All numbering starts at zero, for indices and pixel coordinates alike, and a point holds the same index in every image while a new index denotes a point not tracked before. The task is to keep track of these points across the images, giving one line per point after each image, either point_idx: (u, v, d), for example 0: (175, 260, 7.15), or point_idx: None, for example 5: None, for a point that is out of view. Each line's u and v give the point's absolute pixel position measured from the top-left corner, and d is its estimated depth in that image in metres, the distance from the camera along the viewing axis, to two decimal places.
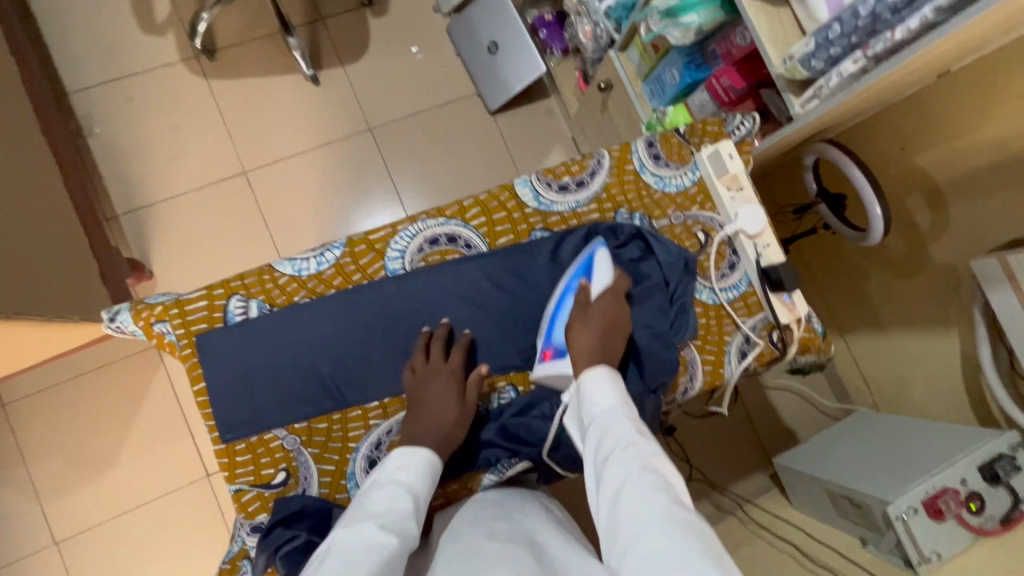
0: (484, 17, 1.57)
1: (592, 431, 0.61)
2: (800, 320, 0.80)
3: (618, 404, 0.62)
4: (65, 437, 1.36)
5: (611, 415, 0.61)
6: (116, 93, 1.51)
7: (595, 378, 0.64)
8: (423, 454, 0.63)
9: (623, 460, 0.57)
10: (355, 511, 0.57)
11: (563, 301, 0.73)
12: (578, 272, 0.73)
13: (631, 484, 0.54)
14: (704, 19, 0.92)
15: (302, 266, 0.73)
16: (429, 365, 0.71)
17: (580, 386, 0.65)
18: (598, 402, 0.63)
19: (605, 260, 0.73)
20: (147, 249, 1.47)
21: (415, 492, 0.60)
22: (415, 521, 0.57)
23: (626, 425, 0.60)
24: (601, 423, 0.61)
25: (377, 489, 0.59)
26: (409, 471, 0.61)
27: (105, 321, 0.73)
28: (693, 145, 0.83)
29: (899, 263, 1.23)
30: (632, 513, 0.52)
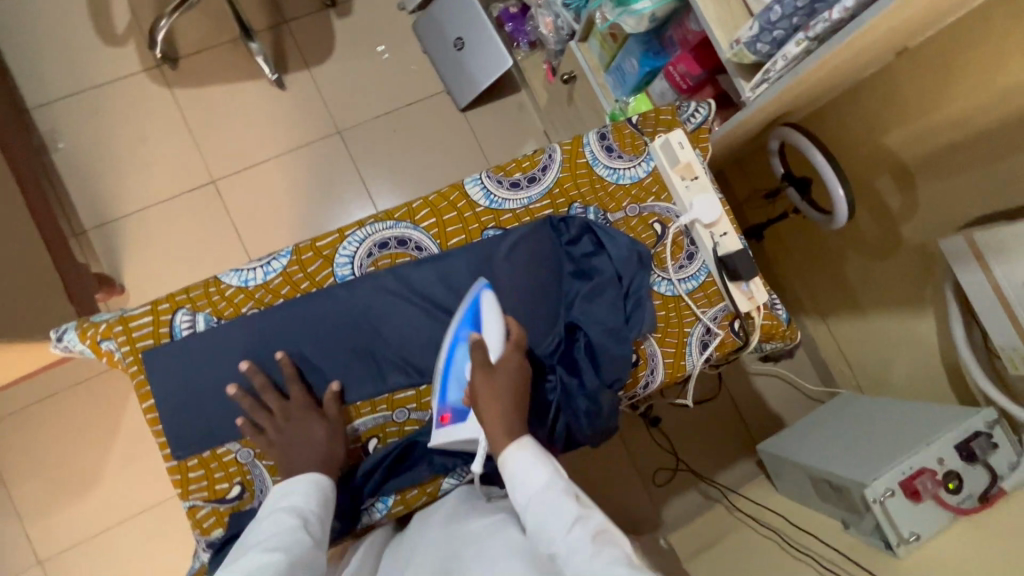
0: (448, 13, 1.55)
1: (530, 515, 0.56)
2: (760, 308, 0.79)
3: (550, 476, 0.58)
4: (44, 456, 1.35)
5: (546, 493, 0.57)
6: (79, 107, 1.49)
7: (520, 453, 0.59)
8: (304, 477, 0.64)
9: (570, 535, 0.52)
10: (240, 546, 0.57)
11: (455, 352, 0.67)
12: (464, 325, 0.68)
13: (585, 558, 0.50)
14: (655, 4, 0.90)
15: (249, 276, 0.72)
16: (275, 416, 0.68)
17: (503, 468, 0.60)
18: (526, 480, 0.58)
19: (493, 302, 0.67)
20: (118, 263, 1.45)
21: (303, 511, 0.60)
22: (303, 534, 0.57)
23: (564, 500, 0.56)
24: (535, 503, 0.56)
25: (261, 521, 0.59)
26: (292, 496, 0.62)
27: (53, 342, 0.72)
28: (646, 135, 0.82)
29: (872, 244, 1.22)
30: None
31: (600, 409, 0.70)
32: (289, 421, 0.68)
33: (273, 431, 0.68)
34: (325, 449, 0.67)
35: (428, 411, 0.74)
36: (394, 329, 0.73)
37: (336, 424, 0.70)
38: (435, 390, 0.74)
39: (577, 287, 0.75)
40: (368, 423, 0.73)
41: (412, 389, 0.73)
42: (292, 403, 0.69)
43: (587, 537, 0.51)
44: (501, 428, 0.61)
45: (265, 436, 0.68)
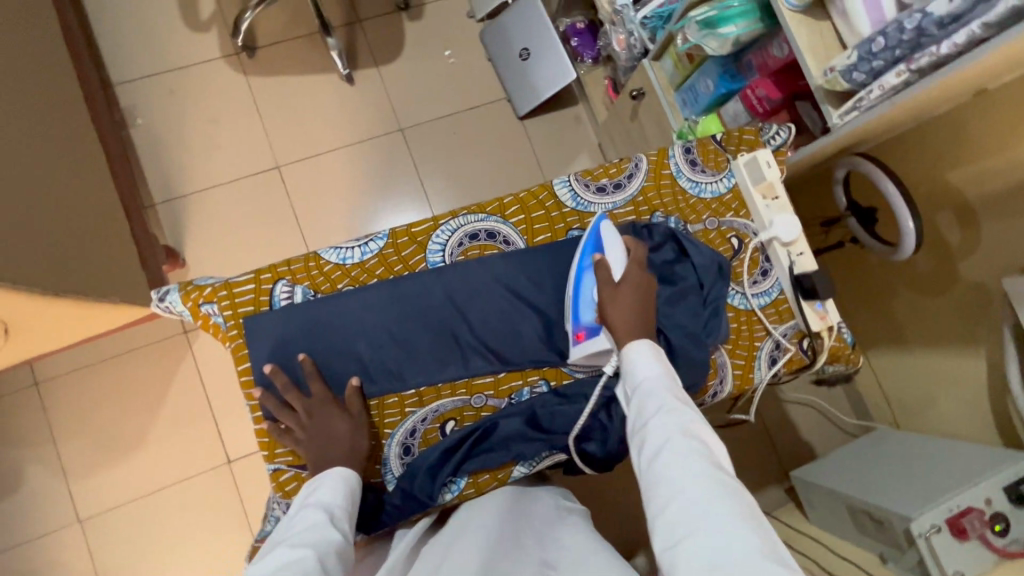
0: (517, 24, 1.60)
1: (636, 399, 0.63)
2: (831, 329, 0.80)
3: (663, 372, 0.63)
4: (95, 416, 1.40)
5: (655, 386, 0.63)
6: (159, 86, 1.56)
7: (637, 349, 0.65)
8: (332, 473, 0.65)
9: (663, 421, 0.59)
10: (271, 542, 0.58)
11: (582, 276, 0.73)
12: (588, 249, 0.73)
13: (674, 442, 0.56)
14: (742, 30, 0.94)
15: (347, 255, 0.75)
16: (298, 414, 0.69)
17: (623, 357, 0.66)
18: (641, 369, 0.65)
19: (611, 228, 0.73)
20: (181, 237, 1.51)
21: (330, 506, 0.61)
22: (332, 531, 0.58)
23: (669, 396, 0.61)
24: (645, 388, 0.63)
25: (292, 518, 0.60)
26: (320, 492, 0.63)
27: (155, 301, 0.75)
28: (729, 153, 0.85)
29: (925, 280, 1.23)
30: (673, 467, 0.54)
31: None
32: (312, 416, 0.69)
33: (299, 429, 0.69)
34: (348, 439, 0.69)
35: (504, 399, 0.76)
36: (479, 316, 0.76)
37: (359, 418, 0.71)
38: (513, 379, 0.76)
39: (661, 291, 0.76)
40: (447, 405, 0.75)
41: (491, 376, 0.76)
42: (315, 397, 0.70)
43: (684, 432, 0.57)
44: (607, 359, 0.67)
45: (292, 434, 0.69)
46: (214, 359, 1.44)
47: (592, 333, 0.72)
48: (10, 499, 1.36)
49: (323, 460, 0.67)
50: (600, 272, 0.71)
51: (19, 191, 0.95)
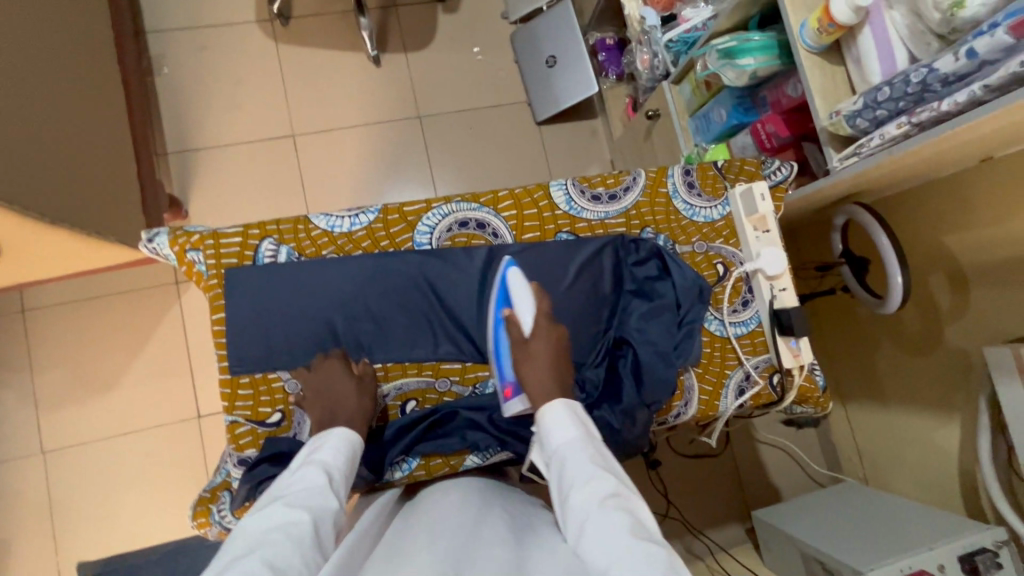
0: (547, 31, 1.62)
1: (553, 471, 0.60)
2: (802, 368, 0.81)
3: (573, 438, 0.60)
4: (75, 352, 1.41)
5: (568, 454, 0.59)
6: (190, 40, 1.58)
7: (549, 413, 0.62)
8: (341, 433, 0.65)
9: (584, 492, 0.55)
10: (270, 491, 0.58)
11: (498, 332, 0.72)
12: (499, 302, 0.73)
13: (589, 519, 0.53)
14: (759, 64, 0.94)
15: (336, 223, 0.76)
16: (304, 374, 0.71)
17: (538, 425, 0.64)
18: (555, 435, 0.61)
19: (518, 274, 0.72)
20: (187, 189, 1.52)
21: (330, 466, 0.61)
22: (331, 497, 0.57)
23: (583, 460, 0.58)
24: (561, 456, 0.60)
25: (292, 472, 0.60)
26: (323, 451, 0.62)
27: (143, 241, 0.77)
28: (727, 181, 0.85)
29: (909, 340, 1.22)
30: (599, 543, 0.50)
31: (634, 425, 0.72)
32: (314, 375, 0.70)
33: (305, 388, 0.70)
34: (354, 401, 0.69)
35: (469, 387, 0.77)
36: (458, 303, 0.77)
37: (360, 375, 0.71)
38: (479, 369, 0.77)
39: (636, 305, 0.78)
40: (411, 385, 0.76)
41: (459, 363, 0.77)
42: (323, 355, 0.72)
43: (597, 503, 0.53)
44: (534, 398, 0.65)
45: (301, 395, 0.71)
46: (200, 314, 1.45)
47: (517, 390, 0.70)
48: None
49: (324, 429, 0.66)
50: (512, 329, 0.70)
51: (34, 118, 0.96)
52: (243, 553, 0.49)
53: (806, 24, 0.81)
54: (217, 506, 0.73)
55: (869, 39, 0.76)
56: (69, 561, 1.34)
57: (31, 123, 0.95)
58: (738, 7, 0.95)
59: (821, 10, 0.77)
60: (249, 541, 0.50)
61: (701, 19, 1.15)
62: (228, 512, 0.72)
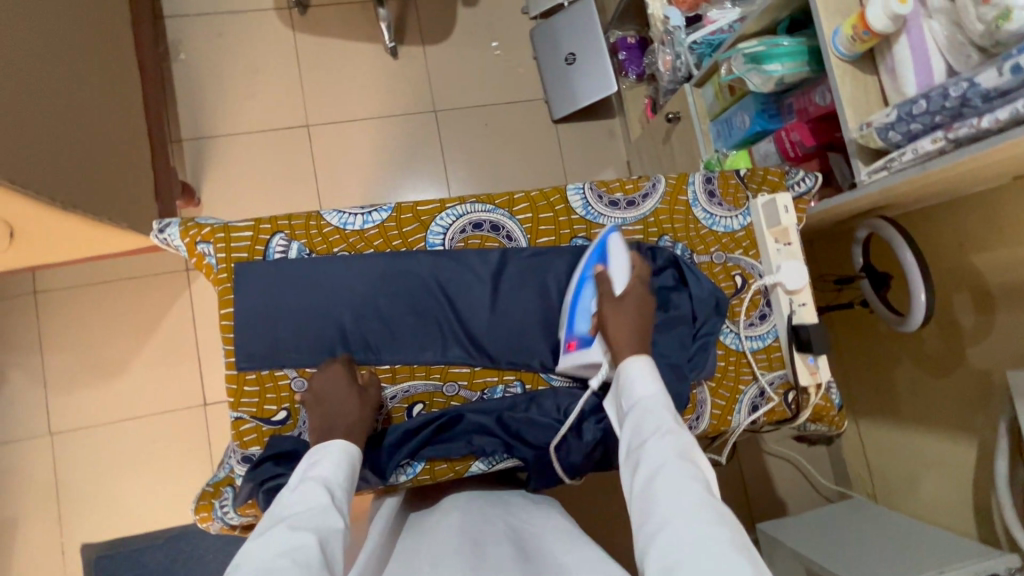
0: (568, 28, 1.60)
1: (632, 415, 0.61)
2: (819, 387, 0.79)
3: (659, 392, 0.62)
4: (85, 335, 1.42)
5: (650, 404, 0.61)
6: (208, 26, 1.57)
7: (637, 366, 0.63)
8: (339, 445, 0.63)
9: (660, 441, 0.57)
10: (269, 514, 0.55)
11: (582, 289, 0.73)
12: (593, 258, 0.74)
13: (667, 467, 0.54)
14: (787, 70, 0.92)
15: (348, 221, 0.75)
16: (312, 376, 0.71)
17: (621, 371, 0.65)
18: (641, 387, 0.63)
19: (620, 242, 0.73)
20: (201, 177, 1.52)
21: (331, 483, 0.59)
22: (336, 515, 0.56)
23: (665, 414, 0.60)
24: (642, 407, 0.61)
25: (291, 491, 0.58)
26: (321, 466, 0.60)
27: (154, 231, 0.76)
28: (749, 191, 0.83)
29: (928, 357, 1.19)
30: (668, 491, 0.52)
31: None
32: (321, 378, 0.70)
33: (309, 390, 0.70)
34: (355, 412, 0.68)
35: (477, 392, 0.76)
36: (469, 306, 0.75)
37: (365, 387, 0.71)
38: (488, 374, 0.76)
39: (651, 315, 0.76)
40: (419, 387, 0.75)
41: (467, 367, 0.75)
42: (330, 359, 0.71)
43: (677, 454, 0.55)
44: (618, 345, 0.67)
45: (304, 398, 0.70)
46: (210, 302, 1.45)
47: (585, 344, 0.72)
48: None
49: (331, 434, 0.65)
50: (602, 284, 0.71)
51: (50, 101, 0.96)
52: None
53: (838, 29, 0.78)
54: (219, 502, 0.72)
55: (905, 48, 0.73)
56: (74, 543, 1.35)
57: (46, 108, 0.94)
58: (767, 11, 0.92)
59: (856, 16, 0.74)
60: (255, 569, 0.48)
61: (727, 20, 1.13)
62: (230, 509, 0.72)
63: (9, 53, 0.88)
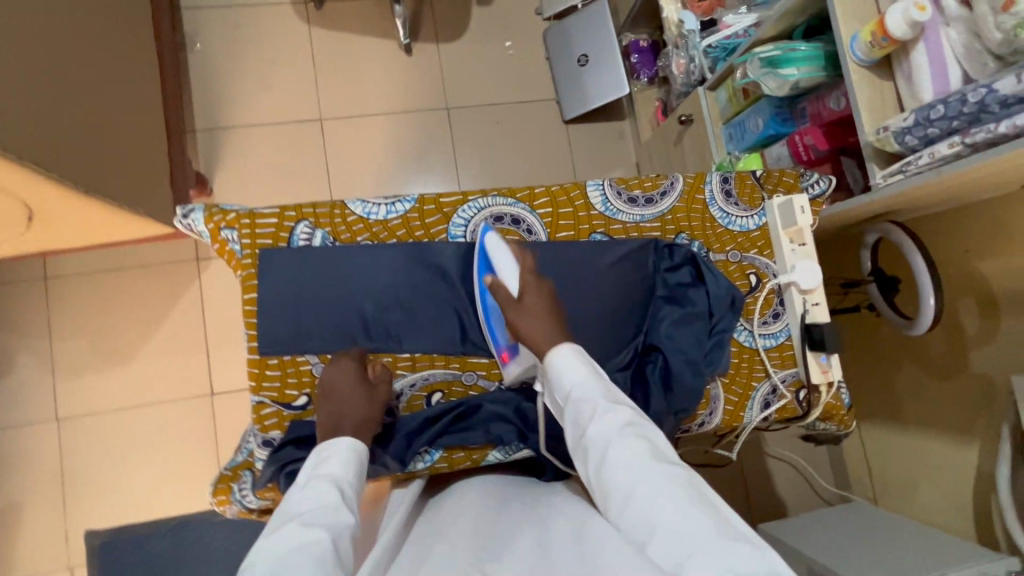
0: (581, 30, 1.61)
1: (569, 404, 0.62)
2: (830, 386, 0.80)
3: (588, 374, 0.62)
4: (95, 321, 1.42)
5: (582, 388, 0.62)
6: (225, 17, 1.58)
7: (562, 357, 0.63)
8: (346, 442, 0.63)
9: (600, 427, 0.58)
10: (280, 513, 0.56)
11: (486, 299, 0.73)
12: (483, 268, 0.73)
13: (615, 447, 0.57)
14: (802, 74, 0.93)
15: (372, 210, 0.76)
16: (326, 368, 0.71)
17: (547, 365, 0.65)
18: (567, 375, 0.63)
19: (496, 237, 0.72)
20: (214, 167, 1.53)
21: (340, 480, 0.59)
22: (347, 512, 0.56)
23: (599, 393, 0.61)
24: (573, 395, 0.62)
25: (300, 489, 0.58)
26: (329, 463, 0.61)
27: (178, 216, 0.77)
28: (766, 192, 0.84)
29: (932, 361, 1.21)
30: (621, 472, 0.55)
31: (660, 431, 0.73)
32: (334, 372, 0.70)
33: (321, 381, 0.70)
34: (362, 409, 0.68)
35: (495, 383, 0.77)
36: None
37: (375, 383, 0.71)
38: None
39: (668, 311, 0.77)
40: (437, 376, 0.76)
41: (486, 358, 0.76)
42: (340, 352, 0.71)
43: (620, 431, 0.57)
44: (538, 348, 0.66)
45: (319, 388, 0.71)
46: (220, 292, 1.46)
47: (512, 352, 0.72)
48: None
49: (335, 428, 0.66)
50: (498, 293, 0.69)
51: (73, 87, 0.96)
52: None
53: (856, 36, 0.80)
54: (237, 485, 0.73)
55: (922, 56, 0.74)
56: (79, 528, 1.36)
57: (69, 94, 0.95)
58: (784, 16, 0.94)
59: (875, 23, 0.76)
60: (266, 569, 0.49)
61: (741, 26, 1.13)
62: (250, 491, 0.73)
63: (37, 37, 0.88)
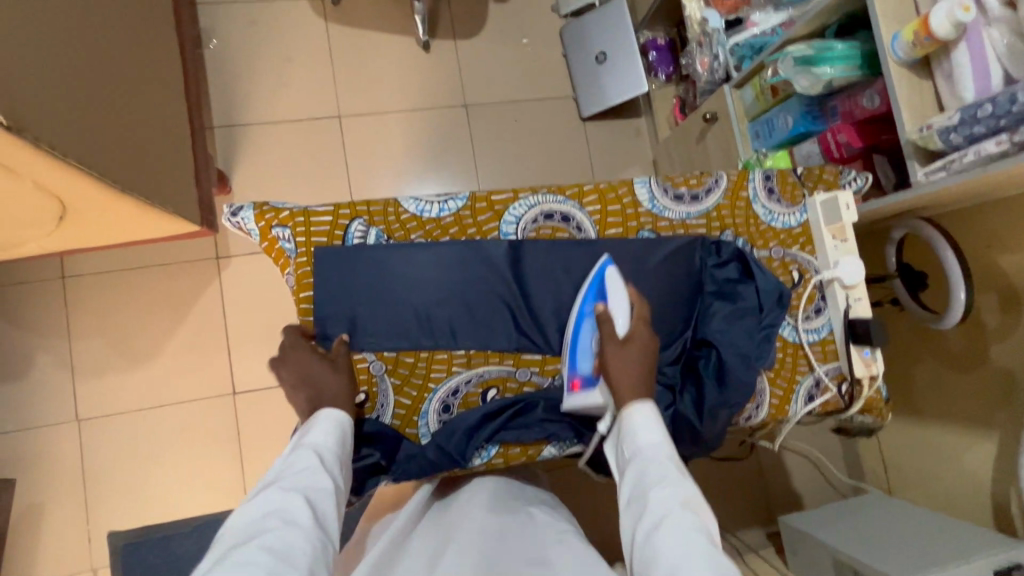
0: (600, 27, 1.62)
1: (635, 463, 0.62)
2: (872, 379, 0.82)
3: (661, 440, 0.63)
4: (114, 322, 1.40)
5: (654, 452, 0.62)
6: (240, 13, 1.57)
7: (641, 413, 0.64)
8: (328, 412, 0.67)
9: (663, 493, 0.58)
10: (266, 476, 0.63)
11: (582, 324, 0.73)
12: (590, 296, 0.73)
13: (671, 517, 0.56)
14: (837, 73, 0.95)
15: (425, 208, 0.77)
16: (286, 353, 0.70)
17: (623, 420, 0.66)
18: (643, 435, 0.64)
19: (616, 275, 0.73)
20: (232, 165, 1.52)
21: (322, 448, 0.65)
22: (325, 477, 0.62)
23: (668, 461, 0.62)
24: (642, 456, 0.62)
25: (285, 455, 0.64)
26: (312, 430, 0.66)
27: (226, 215, 0.76)
28: (806, 189, 0.86)
29: (952, 355, 1.23)
30: (673, 547, 0.53)
31: (715, 424, 0.74)
32: (299, 352, 0.70)
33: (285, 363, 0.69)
34: (334, 380, 0.69)
35: (548, 378, 0.78)
36: (542, 295, 0.77)
37: (338, 356, 0.71)
38: (558, 361, 0.78)
39: (719, 307, 0.78)
40: (493, 372, 0.76)
41: (538, 354, 0.78)
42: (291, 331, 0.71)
43: (680, 503, 0.57)
44: (626, 388, 0.67)
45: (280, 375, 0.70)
46: (241, 292, 1.45)
47: (588, 383, 0.72)
48: (13, 383, 1.36)
49: (315, 403, 0.68)
50: (604, 324, 0.70)
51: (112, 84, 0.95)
52: (237, 541, 0.55)
53: (897, 35, 0.81)
54: None
55: (964, 55, 0.76)
56: (100, 530, 1.34)
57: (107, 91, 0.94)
58: (819, 15, 0.96)
59: (918, 22, 0.77)
60: (242, 527, 0.57)
61: (769, 25, 1.17)
62: None
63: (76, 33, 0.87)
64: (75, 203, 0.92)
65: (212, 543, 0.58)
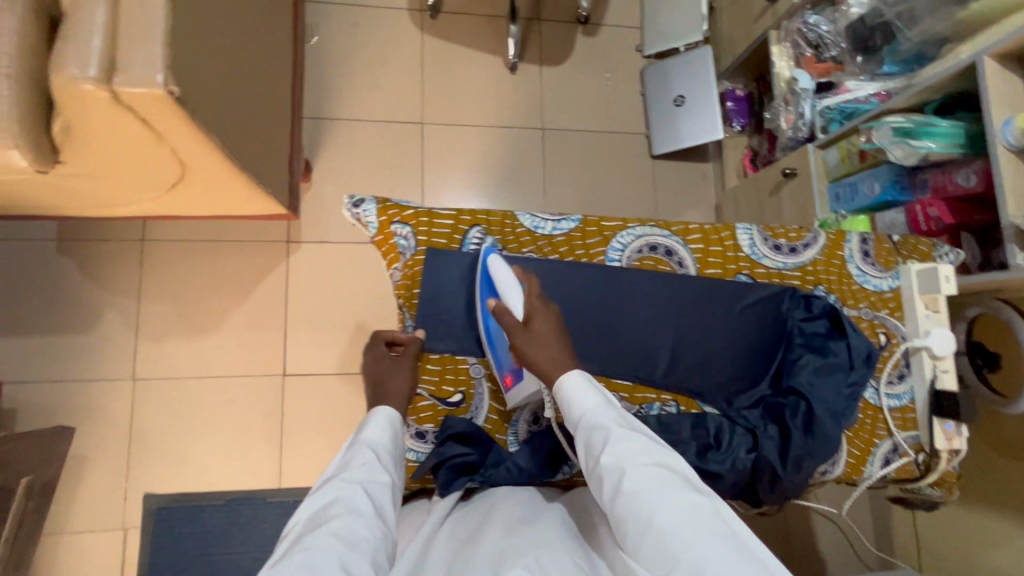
0: (681, 72, 1.66)
1: (579, 431, 0.61)
2: (951, 453, 0.82)
3: (599, 399, 0.62)
4: (182, 289, 1.45)
5: (595, 414, 0.61)
6: (344, 15, 1.65)
7: (569, 381, 0.63)
8: (384, 411, 0.71)
9: (615, 455, 0.57)
10: (327, 474, 0.64)
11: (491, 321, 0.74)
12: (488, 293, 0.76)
13: (633, 474, 0.55)
14: (938, 147, 0.97)
15: (539, 225, 0.82)
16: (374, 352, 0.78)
17: (559, 392, 0.64)
18: (578, 401, 0.62)
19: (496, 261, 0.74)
20: (315, 156, 1.57)
21: (377, 444, 0.66)
22: (384, 472, 0.63)
23: (612, 420, 0.60)
24: (585, 422, 0.61)
25: (345, 452, 0.66)
26: (372, 427, 0.68)
27: (346, 206, 0.80)
28: (900, 257, 0.88)
29: (1007, 441, 1.20)
30: (639, 503, 0.53)
31: (801, 472, 0.74)
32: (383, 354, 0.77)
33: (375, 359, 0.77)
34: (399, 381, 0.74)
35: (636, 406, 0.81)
36: (634, 321, 0.81)
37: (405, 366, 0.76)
38: (647, 391, 0.81)
39: (810, 359, 0.80)
40: None
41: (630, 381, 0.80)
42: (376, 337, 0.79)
43: (639, 456, 0.57)
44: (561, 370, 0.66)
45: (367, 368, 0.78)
46: (306, 277, 1.48)
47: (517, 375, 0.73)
48: (79, 336, 1.40)
49: (378, 398, 0.73)
50: (504, 317, 0.71)
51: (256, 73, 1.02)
52: (299, 533, 0.55)
53: (1010, 121, 0.84)
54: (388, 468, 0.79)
55: None
56: (137, 491, 1.36)
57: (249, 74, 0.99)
58: (922, 92, 0.99)
59: None
60: (308, 518, 0.57)
61: (865, 92, 1.17)
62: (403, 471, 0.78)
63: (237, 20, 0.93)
64: (194, 175, 0.97)
65: (278, 541, 0.58)
